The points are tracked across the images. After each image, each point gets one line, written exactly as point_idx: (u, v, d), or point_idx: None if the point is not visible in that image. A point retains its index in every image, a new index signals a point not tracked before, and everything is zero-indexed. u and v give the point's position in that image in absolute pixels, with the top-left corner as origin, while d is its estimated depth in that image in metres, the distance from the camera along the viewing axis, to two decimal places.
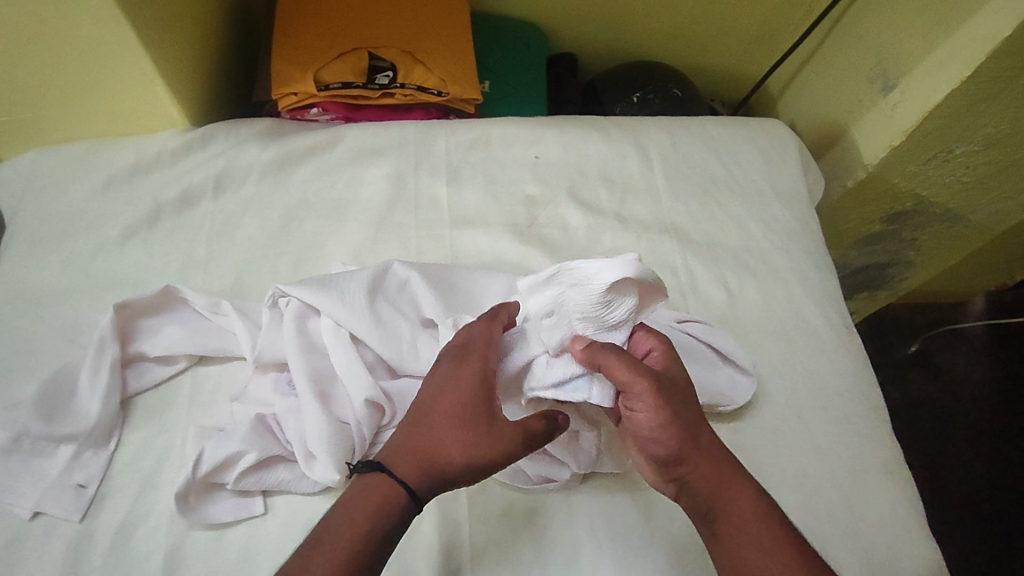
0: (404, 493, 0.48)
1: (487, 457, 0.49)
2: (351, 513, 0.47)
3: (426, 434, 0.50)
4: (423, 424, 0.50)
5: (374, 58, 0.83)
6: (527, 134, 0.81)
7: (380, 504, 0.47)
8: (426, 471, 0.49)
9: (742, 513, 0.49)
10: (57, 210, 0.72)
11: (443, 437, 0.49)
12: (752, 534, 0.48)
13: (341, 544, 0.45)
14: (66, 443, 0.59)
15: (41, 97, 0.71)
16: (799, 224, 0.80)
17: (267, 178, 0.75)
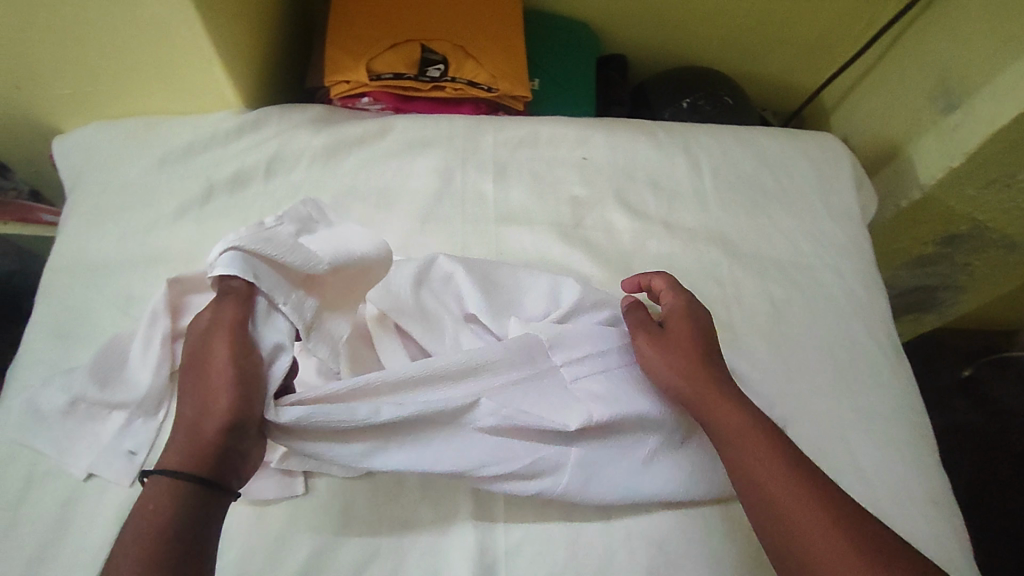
0: (185, 488, 0.46)
1: (203, 416, 0.47)
2: (147, 513, 0.45)
3: (190, 413, 0.49)
4: (183, 387, 0.50)
5: (426, 50, 0.83)
6: (577, 134, 0.80)
7: (161, 507, 0.45)
8: (180, 441, 0.47)
9: (755, 443, 0.53)
10: (117, 183, 0.74)
11: (191, 400, 0.49)
12: (751, 450, 0.53)
13: (133, 547, 0.44)
14: (118, 410, 0.61)
15: (105, 73, 0.73)
16: (851, 242, 0.78)
17: (318, 164, 0.76)
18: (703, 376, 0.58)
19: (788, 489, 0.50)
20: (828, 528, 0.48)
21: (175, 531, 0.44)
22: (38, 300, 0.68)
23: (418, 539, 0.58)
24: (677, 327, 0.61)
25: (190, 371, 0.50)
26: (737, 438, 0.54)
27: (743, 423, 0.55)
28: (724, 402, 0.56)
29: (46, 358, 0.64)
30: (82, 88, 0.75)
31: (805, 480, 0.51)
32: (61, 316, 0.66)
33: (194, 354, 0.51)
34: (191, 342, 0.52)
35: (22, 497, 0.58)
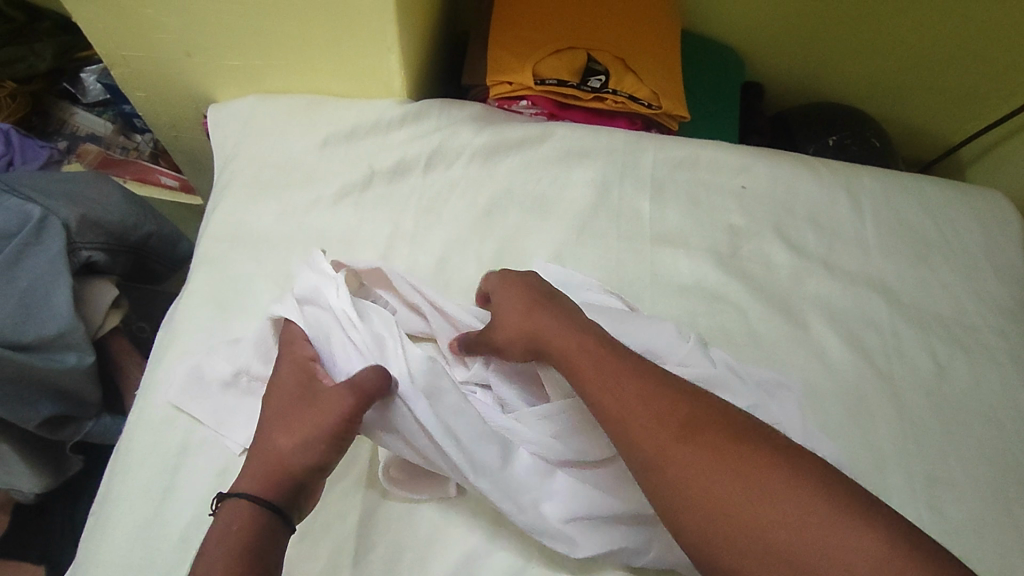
0: (261, 516, 0.47)
1: (307, 451, 0.50)
2: (227, 532, 0.46)
3: (268, 445, 0.50)
4: (278, 420, 0.51)
5: (589, 60, 0.82)
6: (737, 161, 0.78)
7: (241, 531, 0.46)
8: (262, 470, 0.49)
9: (594, 360, 0.52)
10: (277, 158, 0.74)
11: (284, 433, 0.50)
12: (644, 415, 0.48)
13: (214, 560, 0.44)
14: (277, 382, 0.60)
15: (281, 50, 0.74)
16: (1016, 306, 0.75)
17: (477, 162, 0.75)
18: (553, 326, 0.56)
19: (679, 447, 0.46)
20: (741, 476, 0.44)
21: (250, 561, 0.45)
22: (196, 267, 0.68)
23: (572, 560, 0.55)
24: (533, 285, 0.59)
25: (296, 407, 0.51)
26: (602, 385, 0.51)
27: (603, 368, 0.52)
28: (575, 344, 0.54)
29: (205, 326, 0.64)
30: (254, 62, 0.76)
31: (686, 423, 0.47)
32: (220, 285, 0.66)
33: (298, 394, 0.52)
34: (297, 384, 0.53)
35: (176, 464, 0.57)
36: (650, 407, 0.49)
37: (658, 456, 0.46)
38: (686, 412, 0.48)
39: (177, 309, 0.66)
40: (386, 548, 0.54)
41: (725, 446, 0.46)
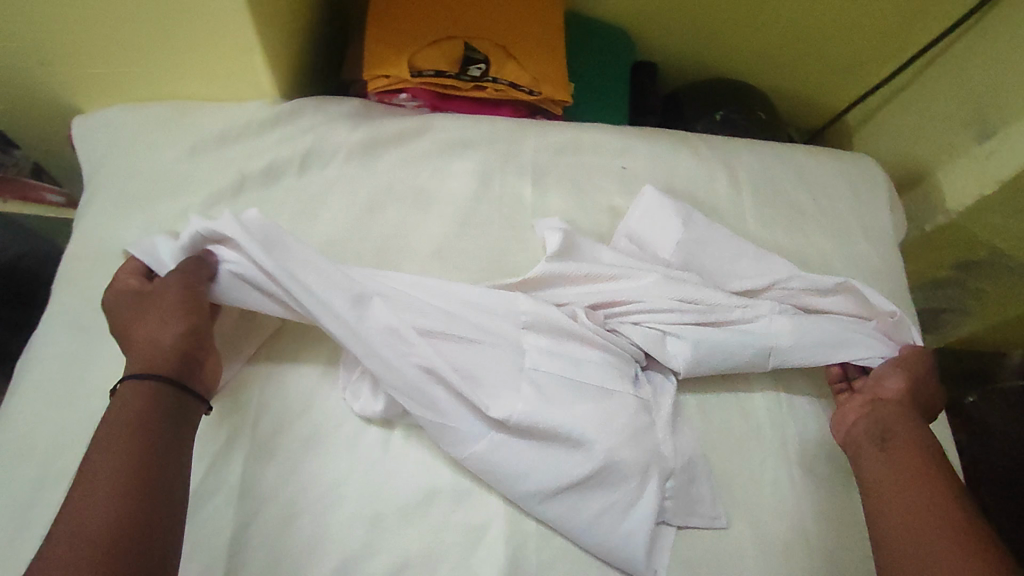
0: (151, 396, 0.52)
1: (169, 324, 0.57)
2: (116, 425, 0.50)
3: (134, 343, 0.56)
4: (129, 326, 0.57)
5: (468, 49, 0.81)
6: (617, 143, 0.79)
7: (132, 420, 0.50)
8: (140, 360, 0.54)
9: (908, 473, 0.58)
10: (143, 169, 0.71)
11: (140, 332, 0.56)
12: (883, 486, 0.58)
13: (110, 449, 0.49)
14: None
15: (138, 53, 0.70)
16: (884, 266, 0.78)
17: (354, 160, 0.74)
18: (910, 416, 0.63)
19: (930, 509, 0.55)
20: (951, 535, 0.52)
21: (138, 447, 0.49)
22: (58, 288, 0.65)
23: (450, 551, 0.57)
24: (915, 367, 0.68)
25: (138, 311, 0.58)
26: (906, 462, 0.59)
27: (921, 446, 0.60)
28: (914, 429, 0.62)
29: (67, 350, 0.61)
30: (111, 65, 0.71)
31: (947, 493, 0.56)
32: (83, 306, 0.64)
33: (139, 303, 0.59)
34: (136, 297, 0.60)
35: (36, 495, 0.55)
36: (908, 480, 0.57)
37: (905, 542, 0.54)
38: (933, 484, 0.56)
39: (38, 333, 0.63)
40: (260, 563, 0.55)
41: (954, 519, 0.53)
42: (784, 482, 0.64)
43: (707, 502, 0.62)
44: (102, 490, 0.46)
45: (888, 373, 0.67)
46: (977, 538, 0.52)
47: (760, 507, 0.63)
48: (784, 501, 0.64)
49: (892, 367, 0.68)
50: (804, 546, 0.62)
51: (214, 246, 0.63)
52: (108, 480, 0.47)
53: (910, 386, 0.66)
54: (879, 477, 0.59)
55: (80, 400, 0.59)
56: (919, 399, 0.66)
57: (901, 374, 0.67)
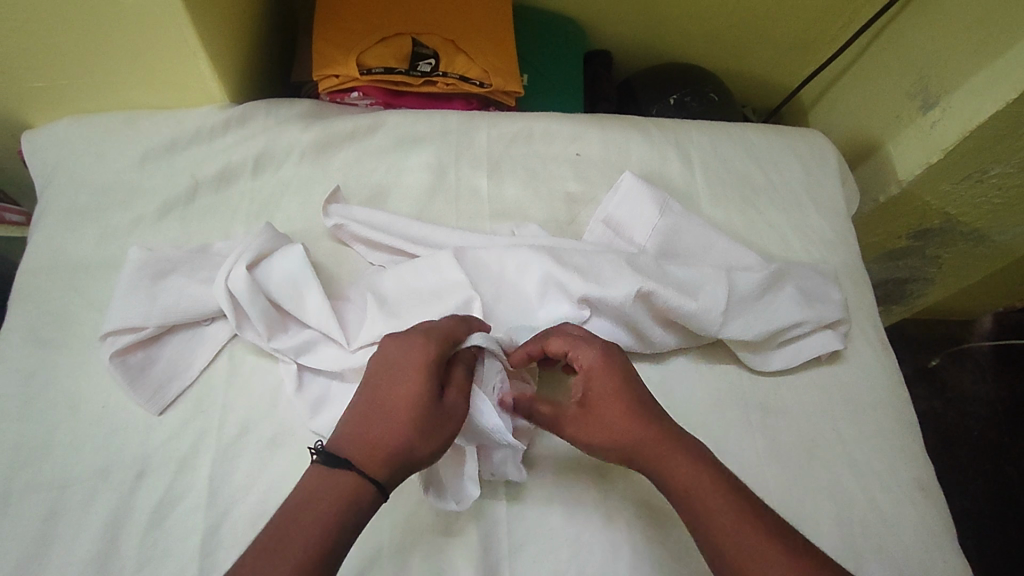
0: (373, 487, 0.47)
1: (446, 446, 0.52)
2: (323, 501, 0.46)
3: (390, 428, 0.49)
4: (385, 415, 0.50)
5: (416, 45, 0.82)
6: (570, 131, 0.80)
7: (347, 499, 0.46)
8: (396, 456, 0.49)
9: (671, 473, 0.51)
10: (94, 180, 0.71)
11: (423, 432, 0.50)
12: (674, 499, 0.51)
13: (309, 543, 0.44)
14: (136, 391, 0.59)
15: (79, 68, 0.69)
16: (837, 237, 0.80)
17: (308, 160, 0.74)
18: (668, 463, 0.51)
19: (715, 511, 0.48)
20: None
21: (344, 515, 0.46)
22: (13, 304, 0.65)
23: (421, 541, 0.57)
24: (607, 389, 0.53)
25: (437, 404, 0.51)
26: (707, 514, 0.49)
27: (710, 490, 0.49)
28: (691, 476, 0.50)
29: (25, 365, 0.61)
30: (53, 81, 0.70)
31: (763, 522, 0.48)
32: (39, 320, 0.63)
33: (437, 390, 0.51)
34: (433, 361, 0.51)
35: (1, 512, 0.54)
36: (671, 485, 0.51)
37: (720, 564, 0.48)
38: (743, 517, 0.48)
39: None
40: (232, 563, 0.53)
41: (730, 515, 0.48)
42: (750, 450, 0.65)
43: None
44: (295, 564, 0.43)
45: (575, 420, 0.54)
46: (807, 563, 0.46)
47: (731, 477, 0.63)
48: (752, 470, 0.64)
49: (578, 411, 0.54)
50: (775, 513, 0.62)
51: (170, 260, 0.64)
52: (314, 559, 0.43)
53: (603, 424, 0.53)
54: (697, 535, 0.49)
55: (40, 414, 0.59)
56: (636, 422, 0.52)
57: (592, 415, 0.53)
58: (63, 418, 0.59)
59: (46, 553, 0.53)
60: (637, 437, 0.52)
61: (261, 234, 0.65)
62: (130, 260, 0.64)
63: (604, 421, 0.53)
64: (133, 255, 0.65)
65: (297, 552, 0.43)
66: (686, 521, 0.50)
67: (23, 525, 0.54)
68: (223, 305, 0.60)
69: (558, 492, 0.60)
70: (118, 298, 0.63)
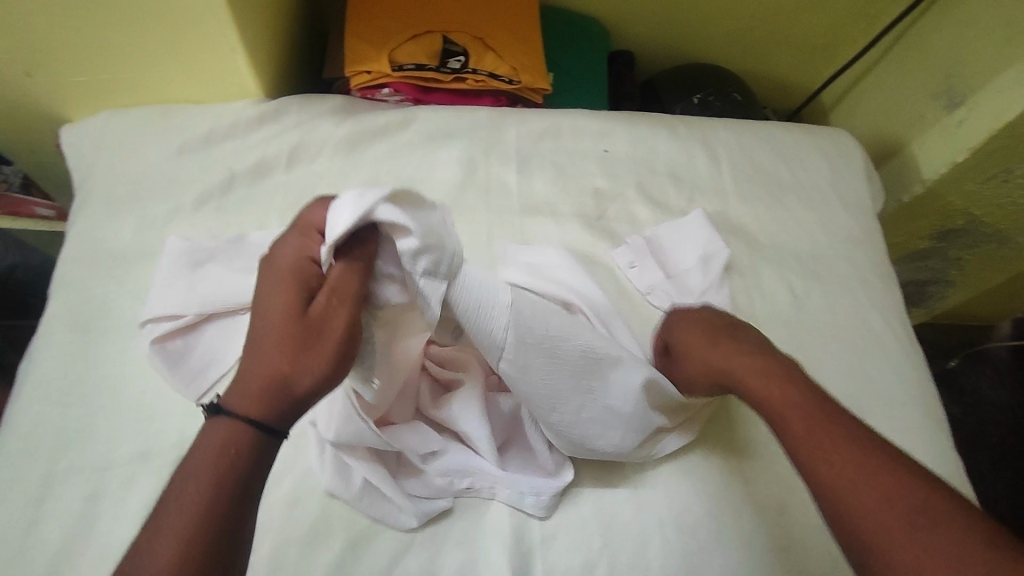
0: (255, 429, 0.42)
1: (332, 370, 0.44)
2: (198, 460, 0.41)
3: (251, 364, 0.43)
4: (252, 353, 0.44)
5: (447, 42, 0.83)
6: (598, 128, 0.81)
7: (223, 446, 0.41)
8: (267, 392, 0.42)
9: (822, 429, 0.46)
10: (132, 172, 0.72)
11: (289, 357, 0.43)
12: (847, 464, 0.43)
13: (199, 477, 0.40)
14: (166, 378, 0.61)
15: (119, 62, 0.70)
16: (864, 235, 0.80)
17: (340, 154, 0.75)
18: (813, 430, 0.46)
19: (881, 479, 0.42)
20: (900, 503, 0.40)
21: (233, 486, 0.41)
22: (54, 291, 0.66)
23: (454, 529, 0.57)
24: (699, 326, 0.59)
25: (298, 323, 0.44)
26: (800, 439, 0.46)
27: (861, 458, 0.43)
28: (848, 452, 0.44)
29: (66, 351, 0.62)
30: (94, 75, 0.72)
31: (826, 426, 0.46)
32: (81, 307, 0.64)
33: (299, 306, 0.44)
34: (283, 281, 0.45)
35: (44, 494, 0.55)
36: (828, 449, 0.44)
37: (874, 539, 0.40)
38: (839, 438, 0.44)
39: (36, 338, 0.64)
40: (270, 547, 0.55)
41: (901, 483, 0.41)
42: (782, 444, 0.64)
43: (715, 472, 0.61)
44: (193, 521, 0.39)
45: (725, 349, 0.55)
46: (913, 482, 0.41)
47: (763, 470, 0.63)
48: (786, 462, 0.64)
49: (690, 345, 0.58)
50: (809, 506, 0.61)
51: (209, 251, 0.65)
52: (197, 521, 0.39)
53: (700, 360, 0.57)
54: (832, 522, 0.43)
55: (82, 398, 0.60)
56: (739, 364, 0.54)
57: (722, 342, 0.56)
58: (104, 403, 0.60)
59: (86, 535, 0.54)
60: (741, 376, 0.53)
61: None
62: (170, 250, 0.66)
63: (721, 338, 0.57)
64: (172, 245, 0.66)
65: (191, 495, 0.40)
66: (824, 509, 0.43)
67: (65, 508, 0.55)
68: (258, 302, 0.61)
69: (585, 482, 0.60)
70: (158, 287, 0.63)
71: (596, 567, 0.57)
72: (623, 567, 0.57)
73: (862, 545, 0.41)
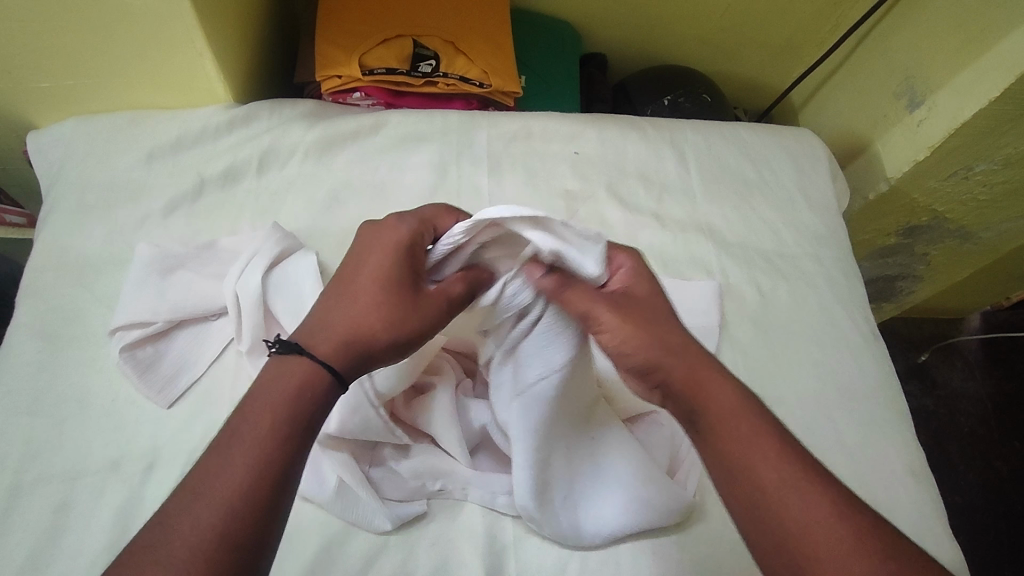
0: (327, 371, 0.46)
1: (406, 344, 0.49)
2: (271, 394, 0.44)
3: (344, 313, 0.48)
4: (347, 304, 0.49)
5: (417, 46, 0.84)
6: (568, 130, 0.82)
7: (299, 384, 0.44)
8: (348, 344, 0.47)
9: (751, 442, 0.44)
10: (101, 178, 0.72)
11: (380, 320, 0.48)
12: (762, 477, 0.43)
13: (268, 412, 0.43)
14: (137, 387, 0.60)
15: (84, 68, 0.70)
16: (829, 233, 0.82)
17: (312, 158, 0.75)
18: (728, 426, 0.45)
19: (800, 502, 0.42)
20: (825, 525, 0.41)
21: (283, 447, 0.42)
22: (20, 300, 0.65)
23: (427, 530, 0.58)
24: (643, 292, 0.51)
25: (399, 298, 0.49)
26: (737, 443, 0.45)
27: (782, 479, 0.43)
28: (776, 473, 0.43)
29: (34, 360, 0.62)
30: (59, 81, 0.71)
31: (772, 438, 0.45)
32: (48, 316, 0.64)
33: (403, 284, 0.49)
34: (388, 254, 0.50)
35: (11, 504, 0.55)
36: (746, 458, 0.44)
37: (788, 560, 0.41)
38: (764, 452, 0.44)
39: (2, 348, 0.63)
40: None
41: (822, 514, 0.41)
42: None
43: (686, 470, 0.61)
44: (252, 456, 0.41)
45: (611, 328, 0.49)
46: (832, 493, 0.42)
47: None
48: None
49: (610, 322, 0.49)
50: None
51: (178, 258, 0.65)
52: (263, 449, 0.41)
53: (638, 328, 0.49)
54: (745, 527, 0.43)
55: (50, 407, 0.60)
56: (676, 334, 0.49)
57: (632, 320, 0.49)
58: (73, 412, 0.60)
59: (56, 544, 0.54)
60: (669, 372, 0.48)
61: (271, 235, 0.65)
62: (138, 257, 0.65)
63: (642, 323, 0.49)
64: (141, 252, 0.66)
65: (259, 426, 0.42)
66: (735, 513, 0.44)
67: (33, 518, 0.55)
68: (230, 309, 0.61)
69: None
70: (127, 295, 0.63)
71: (567, 564, 0.57)
72: (594, 563, 0.58)
73: (772, 546, 0.42)
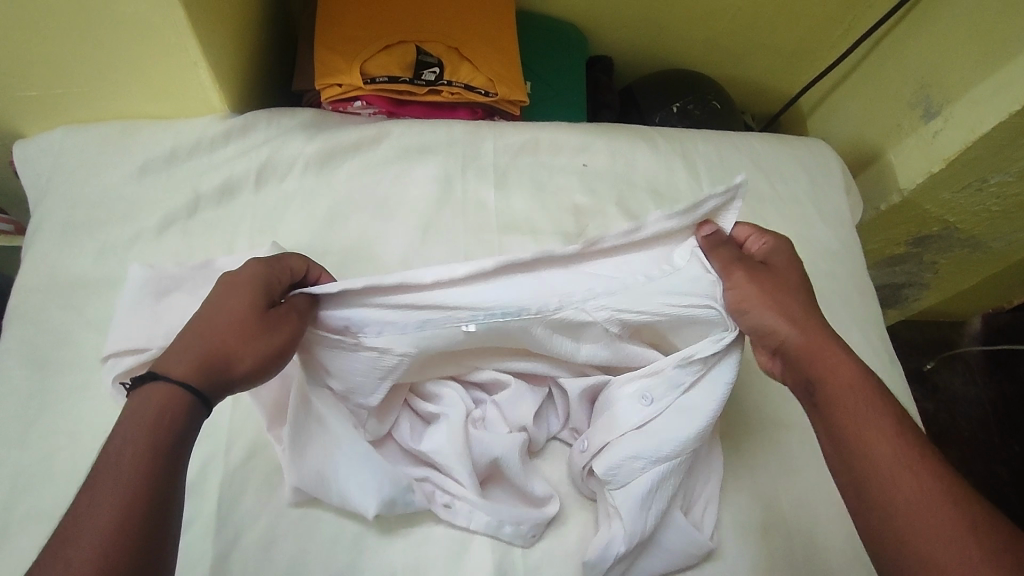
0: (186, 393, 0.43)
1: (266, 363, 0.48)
2: (137, 424, 0.41)
3: (194, 339, 0.46)
4: (198, 330, 0.46)
5: (420, 53, 0.81)
6: (576, 141, 0.80)
7: (169, 410, 0.42)
8: (207, 365, 0.45)
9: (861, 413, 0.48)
10: (91, 193, 0.69)
11: (238, 338, 0.47)
12: (870, 445, 0.47)
13: (136, 441, 0.40)
14: None
15: (72, 77, 0.67)
16: (843, 249, 0.80)
17: (312, 171, 0.73)
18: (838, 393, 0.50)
19: (908, 473, 0.45)
20: (933, 495, 0.44)
21: (156, 480, 0.39)
22: (6, 323, 0.63)
23: (434, 565, 0.55)
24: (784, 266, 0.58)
25: (253, 320, 0.48)
26: (847, 416, 0.48)
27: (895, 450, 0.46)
28: (887, 442, 0.46)
29: (22, 388, 0.59)
30: (46, 90, 0.68)
31: (894, 414, 0.48)
32: (37, 341, 0.61)
33: (259, 307, 0.48)
34: (242, 282, 0.49)
35: None
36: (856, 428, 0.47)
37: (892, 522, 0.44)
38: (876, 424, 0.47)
39: None
40: None
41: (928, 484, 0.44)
42: (766, 467, 0.64)
43: (704, 502, 0.60)
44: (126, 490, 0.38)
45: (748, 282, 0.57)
46: (949, 477, 0.45)
47: (746, 493, 0.62)
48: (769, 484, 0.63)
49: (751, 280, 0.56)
50: (790, 529, 0.61)
51: (173, 279, 0.63)
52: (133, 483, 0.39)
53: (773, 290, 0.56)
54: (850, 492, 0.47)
55: (40, 438, 0.57)
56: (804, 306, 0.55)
57: (763, 284, 0.56)
58: (65, 443, 0.57)
59: None
60: (788, 336, 0.53)
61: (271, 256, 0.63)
62: (131, 278, 0.63)
63: (772, 291, 0.56)
64: (135, 273, 0.63)
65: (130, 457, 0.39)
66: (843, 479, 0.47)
67: (22, 557, 0.52)
68: None
69: (569, 513, 0.59)
70: (120, 320, 0.61)
71: None
72: None
73: (875, 509, 0.45)
